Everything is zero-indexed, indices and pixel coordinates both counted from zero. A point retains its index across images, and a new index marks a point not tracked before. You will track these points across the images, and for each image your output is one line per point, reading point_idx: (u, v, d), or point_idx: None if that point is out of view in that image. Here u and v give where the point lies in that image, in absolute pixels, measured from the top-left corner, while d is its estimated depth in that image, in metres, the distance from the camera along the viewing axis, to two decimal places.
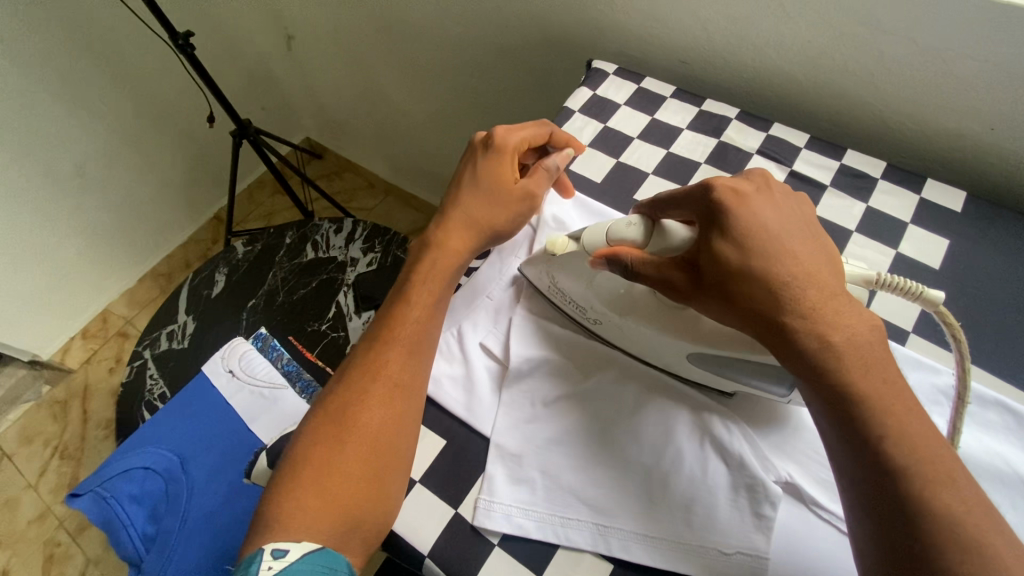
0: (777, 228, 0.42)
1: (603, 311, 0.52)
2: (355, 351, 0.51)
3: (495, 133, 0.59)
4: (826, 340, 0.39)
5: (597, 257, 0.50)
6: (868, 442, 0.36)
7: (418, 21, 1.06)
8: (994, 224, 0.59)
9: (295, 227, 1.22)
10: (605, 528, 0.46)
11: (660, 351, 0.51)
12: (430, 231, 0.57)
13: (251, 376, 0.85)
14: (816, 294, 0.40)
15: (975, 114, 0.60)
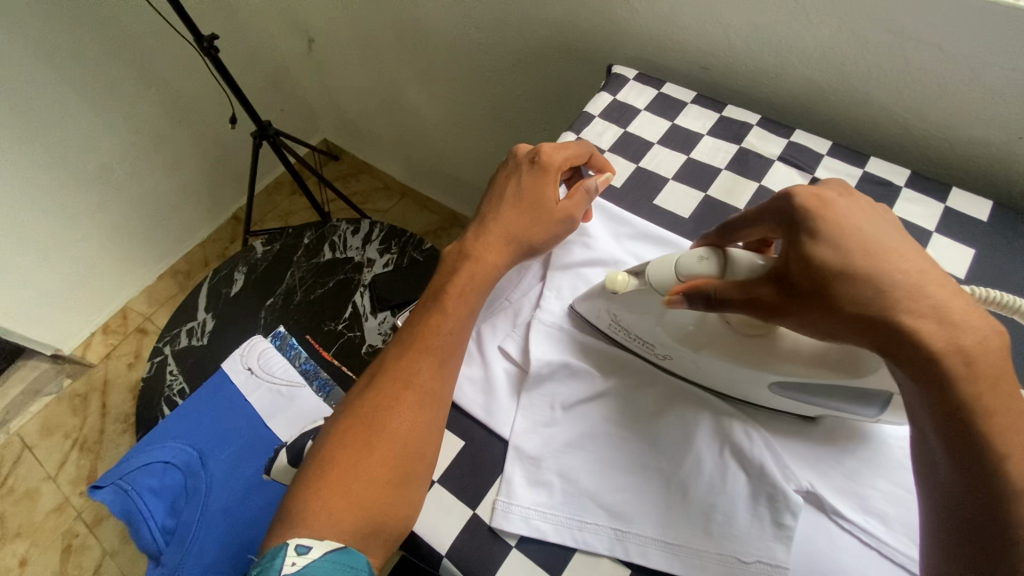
0: (869, 231, 0.41)
1: (670, 346, 0.50)
2: (387, 354, 0.52)
3: (543, 149, 0.60)
4: (953, 344, 0.34)
5: (673, 294, 0.46)
6: (984, 460, 0.32)
7: (438, 25, 1.07)
8: (1021, 234, 0.58)
9: (313, 227, 1.24)
10: (622, 532, 0.46)
11: (738, 386, 0.49)
12: (469, 239, 0.58)
13: (269, 373, 0.88)
14: (929, 298, 0.36)
15: (1002, 123, 0.60)
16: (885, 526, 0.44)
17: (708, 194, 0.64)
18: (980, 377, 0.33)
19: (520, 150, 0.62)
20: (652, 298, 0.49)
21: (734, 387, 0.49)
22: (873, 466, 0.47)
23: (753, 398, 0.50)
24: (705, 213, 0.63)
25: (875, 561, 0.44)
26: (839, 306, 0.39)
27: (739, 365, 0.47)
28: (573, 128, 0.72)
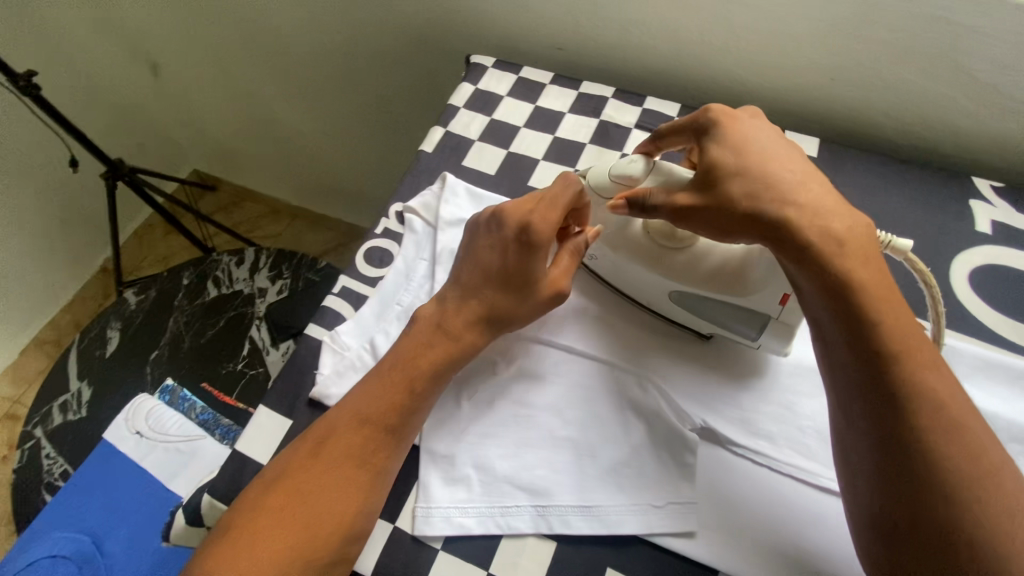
0: (772, 145, 0.47)
1: (597, 248, 0.54)
2: (328, 416, 0.47)
3: (531, 216, 0.50)
4: (825, 234, 0.42)
5: (616, 200, 0.49)
6: (861, 320, 0.40)
7: (291, 35, 1.02)
8: (844, 164, 0.66)
9: (192, 265, 1.14)
10: (544, 508, 0.46)
11: (645, 292, 0.54)
12: (445, 310, 0.51)
13: (162, 433, 0.81)
14: (818, 192, 0.45)
15: (816, 67, 0.67)
16: (771, 444, 0.49)
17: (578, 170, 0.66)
18: (849, 255, 0.42)
19: (504, 213, 0.51)
20: (588, 198, 0.53)
21: (641, 294, 0.54)
22: (755, 392, 0.51)
23: (657, 307, 0.54)
24: None
25: (768, 478, 0.48)
26: (737, 202, 0.45)
27: (645, 268, 0.51)
28: (440, 122, 0.71)
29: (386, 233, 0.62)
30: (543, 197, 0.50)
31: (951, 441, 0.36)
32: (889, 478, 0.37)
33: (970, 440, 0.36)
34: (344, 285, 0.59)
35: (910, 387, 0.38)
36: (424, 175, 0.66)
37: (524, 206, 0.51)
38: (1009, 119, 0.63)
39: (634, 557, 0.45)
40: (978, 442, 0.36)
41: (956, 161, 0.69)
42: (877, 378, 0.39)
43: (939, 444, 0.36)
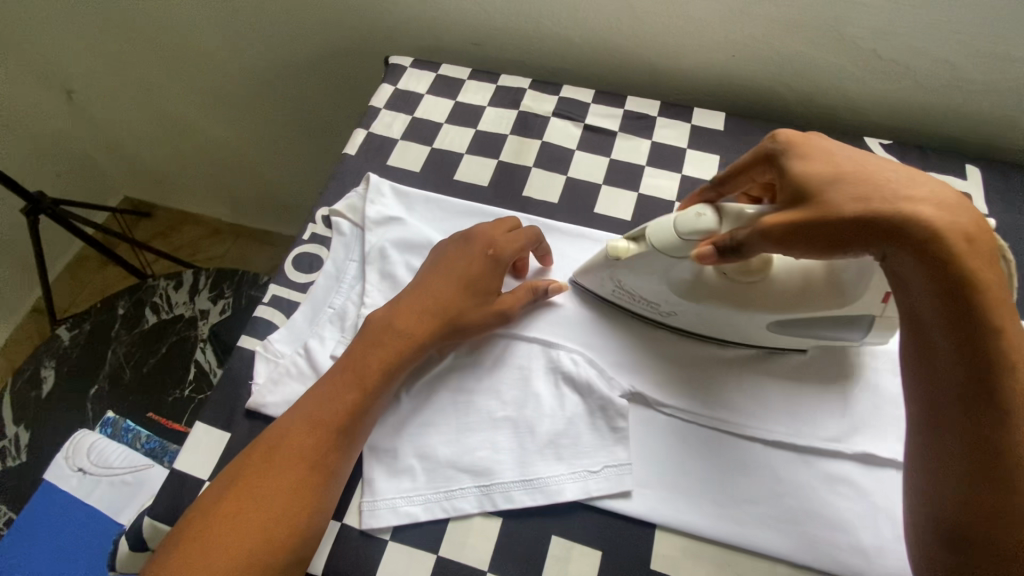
0: (858, 152, 0.42)
1: (675, 302, 0.51)
2: (286, 415, 0.48)
3: (497, 239, 0.55)
4: (951, 231, 0.36)
5: (702, 247, 0.43)
6: (981, 335, 0.36)
7: (210, 50, 1.00)
8: (750, 134, 0.70)
9: (127, 294, 1.11)
10: (488, 487, 0.48)
11: (738, 330, 0.52)
12: (400, 311, 0.52)
13: (107, 467, 0.77)
14: (927, 192, 0.38)
15: (716, 45, 0.70)
16: (696, 401, 0.51)
17: (501, 160, 0.68)
18: (974, 257, 0.36)
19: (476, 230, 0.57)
20: (656, 259, 0.48)
21: (730, 331, 0.52)
22: (677, 354, 0.54)
23: (755, 340, 0.53)
24: (502, 178, 0.67)
25: (697, 433, 0.50)
26: (848, 213, 0.38)
27: (744, 310, 0.49)
28: (362, 124, 0.72)
29: (313, 238, 0.63)
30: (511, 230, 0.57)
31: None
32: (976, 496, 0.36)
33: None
34: (273, 294, 0.59)
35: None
36: (349, 178, 0.67)
37: (493, 231, 0.56)
38: (892, 80, 0.68)
39: (578, 524, 0.47)
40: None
41: (853, 124, 0.74)
42: (993, 397, 0.35)
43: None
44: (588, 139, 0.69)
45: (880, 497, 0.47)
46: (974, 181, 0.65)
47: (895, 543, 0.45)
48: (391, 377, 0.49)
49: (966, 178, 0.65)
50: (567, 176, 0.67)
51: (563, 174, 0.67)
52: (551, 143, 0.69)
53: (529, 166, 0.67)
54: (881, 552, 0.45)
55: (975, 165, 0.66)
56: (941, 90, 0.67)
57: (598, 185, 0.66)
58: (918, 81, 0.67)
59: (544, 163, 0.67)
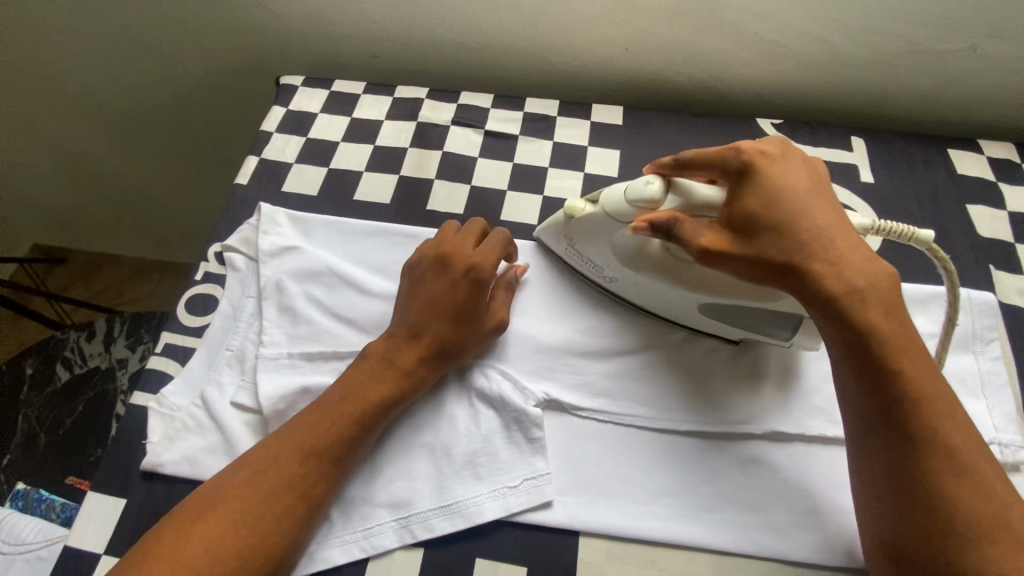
0: (802, 191, 0.44)
1: (617, 269, 0.53)
2: (211, 481, 0.43)
3: (473, 258, 0.51)
4: (851, 287, 0.41)
5: (637, 224, 0.46)
6: (884, 374, 0.40)
7: (86, 87, 0.92)
8: (648, 126, 0.71)
9: (35, 352, 1.03)
10: (406, 519, 0.46)
11: (670, 306, 0.53)
12: (398, 346, 0.49)
13: (17, 544, 0.62)
14: (843, 245, 0.42)
15: (607, 40, 0.71)
16: (610, 400, 0.51)
17: (402, 175, 0.66)
18: (873, 310, 0.40)
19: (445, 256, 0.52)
20: (605, 224, 0.50)
21: (664, 307, 0.53)
22: (589, 355, 0.53)
23: (684, 320, 0.54)
24: (404, 193, 0.65)
25: (614, 432, 0.50)
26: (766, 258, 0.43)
27: (671, 286, 0.50)
28: (255, 150, 0.69)
29: (207, 276, 0.60)
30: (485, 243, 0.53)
31: (963, 495, 0.37)
32: (912, 520, 0.38)
33: (977, 490, 0.37)
34: (167, 341, 0.56)
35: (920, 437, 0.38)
36: (243, 209, 0.64)
37: (464, 247, 0.52)
38: (777, 60, 0.69)
39: (502, 542, 0.46)
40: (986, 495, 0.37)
41: (748, 106, 0.76)
42: (899, 426, 0.39)
43: (952, 493, 0.37)
44: (489, 145, 0.68)
45: (791, 472, 0.48)
46: (860, 151, 0.68)
47: (808, 515, 0.46)
48: (371, 422, 0.46)
49: (852, 150, 0.68)
50: (470, 184, 0.66)
51: (467, 183, 0.66)
52: (453, 153, 0.68)
53: (431, 179, 0.66)
54: (796, 526, 0.46)
55: (860, 136, 0.70)
56: (822, 67, 0.69)
57: (502, 190, 0.65)
58: (802, 60, 0.69)
59: (446, 174, 0.66)
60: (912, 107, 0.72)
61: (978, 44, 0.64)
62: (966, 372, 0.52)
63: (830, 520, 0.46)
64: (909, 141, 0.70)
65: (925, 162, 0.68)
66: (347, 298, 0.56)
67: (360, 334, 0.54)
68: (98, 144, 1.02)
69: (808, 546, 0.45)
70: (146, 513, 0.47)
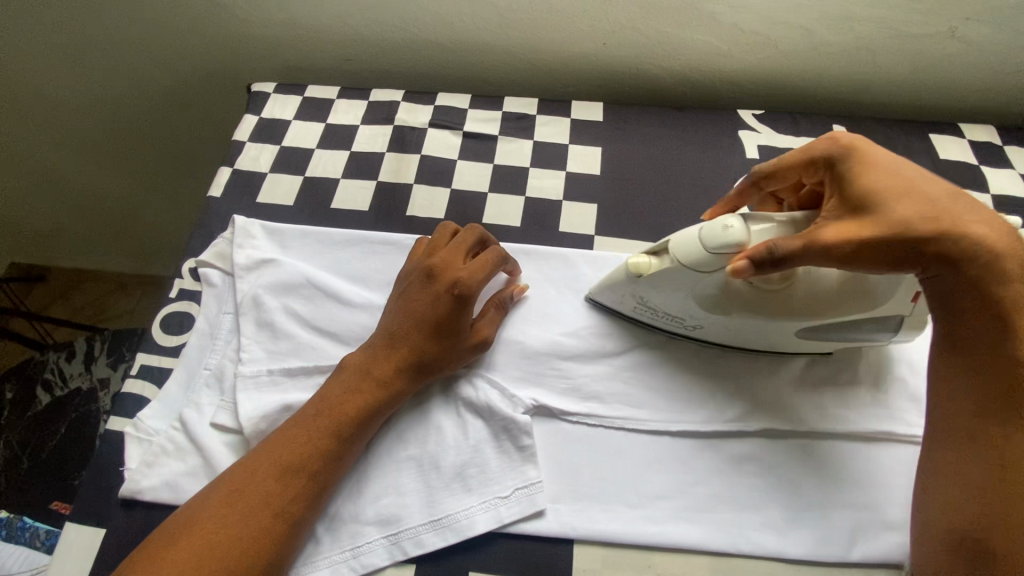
0: (918, 168, 0.41)
1: (700, 316, 0.49)
2: (198, 496, 0.42)
3: (460, 273, 0.49)
4: (1001, 260, 0.38)
5: (738, 261, 0.40)
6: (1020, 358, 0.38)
7: (53, 100, 0.89)
8: (629, 121, 0.70)
9: (14, 375, 0.99)
10: (396, 535, 0.45)
11: (768, 339, 0.49)
12: (377, 356, 0.48)
13: None
14: (982, 217, 0.39)
15: (584, 36, 0.70)
16: (599, 404, 0.50)
17: (380, 181, 0.65)
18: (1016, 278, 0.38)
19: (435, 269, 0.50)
20: (681, 276, 0.45)
21: (757, 341, 0.50)
22: (577, 359, 0.53)
23: (780, 347, 0.51)
24: (383, 199, 0.64)
25: (606, 436, 0.49)
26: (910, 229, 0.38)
27: (776, 320, 0.46)
28: (227, 161, 0.67)
29: (182, 294, 0.58)
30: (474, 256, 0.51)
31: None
32: (1005, 507, 0.36)
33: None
34: (142, 363, 0.54)
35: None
36: (217, 222, 0.62)
37: (454, 261, 0.51)
38: (757, 50, 0.69)
39: (495, 554, 0.45)
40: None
41: (730, 97, 0.75)
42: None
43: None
44: (468, 146, 0.67)
45: (785, 468, 0.47)
46: None
47: (803, 511, 0.46)
48: (351, 435, 0.45)
49: None
50: (450, 188, 0.64)
51: (447, 186, 0.64)
52: (431, 156, 0.66)
53: (410, 184, 0.65)
54: (792, 524, 0.45)
55: (841, 124, 0.69)
56: (803, 55, 0.68)
57: (483, 193, 0.64)
58: (782, 49, 0.68)
59: (425, 178, 0.65)
60: (893, 93, 0.72)
61: (956, 27, 0.64)
62: None
63: (825, 516, 0.45)
64: (891, 127, 0.69)
65: (907, 148, 0.67)
66: (327, 311, 0.54)
67: (342, 348, 0.53)
68: (68, 158, 0.99)
69: (807, 544, 0.44)
70: (126, 542, 0.46)
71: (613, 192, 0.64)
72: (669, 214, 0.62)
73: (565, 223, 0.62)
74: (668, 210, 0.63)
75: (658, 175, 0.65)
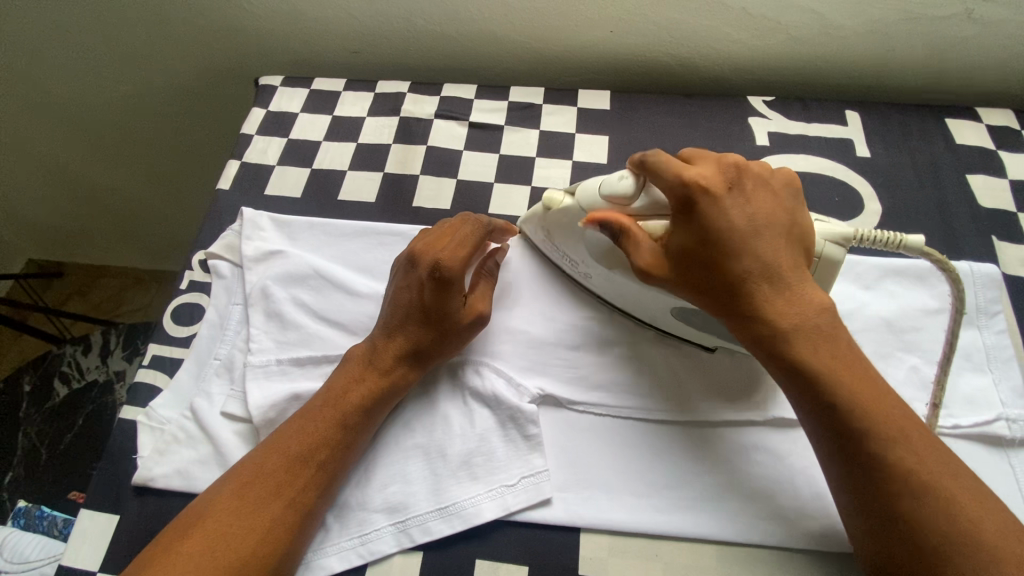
0: (742, 224, 0.42)
1: (591, 265, 0.51)
2: (204, 493, 0.42)
3: (441, 255, 0.48)
4: (783, 321, 0.40)
5: (586, 219, 0.46)
6: (828, 407, 0.38)
7: (66, 99, 0.91)
8: (636, 109, 0.69)
9: (32, 368, 1.01)
10: (404, 523, 0.45)
11: (647, 308, 0.51)
12: (376, 347, 0.48)
13: (21, 561, 0.59)
14: (774, 283, 0.41)
15: (591, 26, 0.69)
16: (607, 394, 0.50)
17: (387, 172, 0.65)
18: (802, 341, 0.40)
19: (415, 254, 0.50)
20: (576, 218, 0.49)
21: (643, 310, 0.51)
22: (582, 349, 0.52)
23: (659, 322, 0.52)
24: (389, 190, 0.64)
25: (613, 424, 0.49)
26: (702, 291, 0.43)
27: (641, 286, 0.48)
28: (236, 154, 0.68)
29: (192, 285, 0.59)
30: (455, 234, 0.50)
31: (942, 512, 0.35)
32: (880, 537, 0.36)
33: (950, 507, 0.35)
34: (154, 353, 0.55)
35: (886, 467, 0.36)
36: (225, 215, 0.63)
37: (436, 243, 0.50)
38: (767, 37, 0.68)
39: (500, 541, 0.45)
40: (966, 507, 0.35)
41: (740, 83, 0.74)
42: (848, 448, 0.37)
43: (915, 511, 0.35)
44: (474, 137, 0.67)
45: (794, 457, 0.47)
46: (854, 126, 0.67)
47: (813, 501, 0.45)
48: (357, 424, 0.45)
49: (847, 125, 0.67)
50: (456, 179, 0.64)
51: (452, 177, 0.64)
52: (438, 147, 0.66)
53: (416, 174, 0.65)
54: (801, 514, 0.45)
55: (854, 110, 0.68)
56: (814, 40, 0.67)
57: (489, 183, 0.64)
58: (792, 33, 0.67)
59: (432, 169, 0.65)
60: (906, 78, 0.71)
61: (973, 9, 0.62)
62: (970, 347, 0.51)
63: (836, 506, 0.45)
64: (905, 112, 0.68)
65: (922, 133, 0.66)
66: (335, 301, 0.54)
67: (350, 338, 0.53)
68: (80, 154, 1.00)
69: (817, 534, 0.44)
70: (140, 528, 0.46)
71: None
72: None
73: None
74: None
75: None
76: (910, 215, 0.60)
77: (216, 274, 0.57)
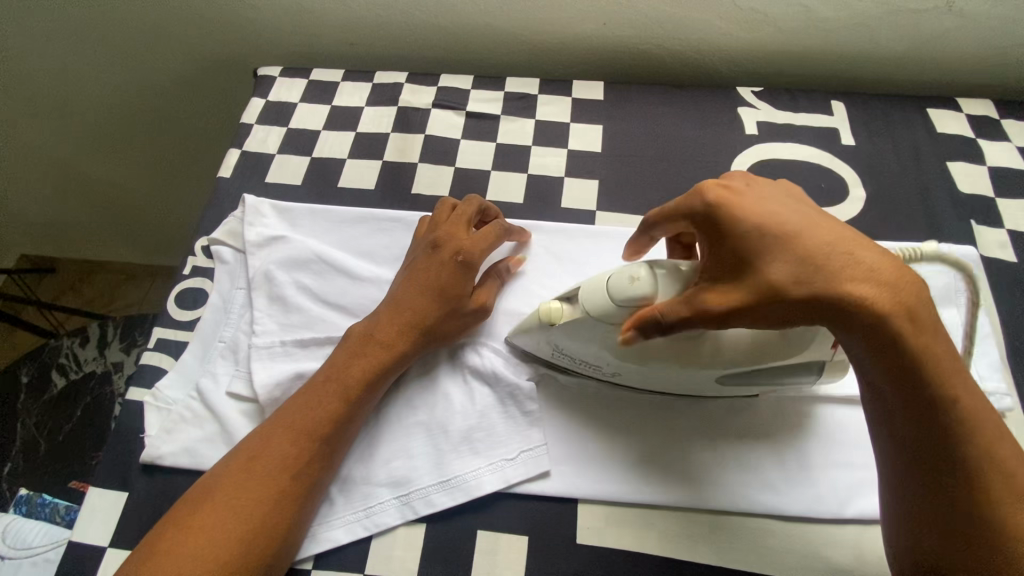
0: (790, 211, 0.37)
1: (614, 364, 0.47)
2: (212, 468, 0.44)
3: (464, 241, 0.51)
4: (891, 316, 0.34)
5: (625, 329, 0.39)
6: (932, 413, 0.35)
7: (62, 92, 0.91)
8: (629, 100, 0.71)
9: (30, 359, 1.02)
10: (407, 496, 0.47)
11: (687, 385, 0.48)
12: (381, 322, 0.49)
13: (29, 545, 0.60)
14: (864, 267, 0.35)
15: (584, 18, 0.70)
16: None
17: (386, 161, 0.66)
18: (915, 336, 0.35)
19: (440, 235, 0.52)
20: (591, 326, 0.43)
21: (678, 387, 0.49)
22: None
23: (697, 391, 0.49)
24: (389, 178, 0.65)
25: (608, 401, 0.51)
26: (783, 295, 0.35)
27: (691, 368, 0.44)
28: (236, 143, 0.69)
29: (195, 271, 0.60)
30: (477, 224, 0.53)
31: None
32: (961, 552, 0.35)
33: None
34: (159, 336, 0.56)
35: (985, 471, 0.34)
36: (227, 203, 0.64)
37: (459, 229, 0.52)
38: (756, 29, 0.69)
39: (502, 514, 0.47)
40: None
41: (730, 75, 0.76)
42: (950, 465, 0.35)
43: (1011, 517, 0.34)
44: (471, 126, 0.68)
45: (781, 430, 0.49)
46: (840, 116, 0.69)
47: (799, 470, 0.47)
48: (360, 400, 0.47)
49: (833, 114, 0.69)
50: (454, 167, 0.66)
51: (451, 165, 0.66)
52: (436, 136, 0.68)
53: (414, 163, 0.66)
54: (788, 483, 0.47)
55: (840, 100, 0.70)
56: (802, 32, 0.69)
57: (487, 171, 0.65)
58: (780, 26, 0.68)
59: (430, 157, 0.66)
60: (890, 70, 0.73)
61: (954, 1, 0.64)
62: (951, 325, 0.53)
63: (822, 475, 0.47)
64: (889, 103, 0.70)
65: (905, 122, 0.68)
66: (337, 285, 0.56)
67: (351, 319, 0.54)
68: (75, 147, 1.01)
69: (804, 501, 0.46)
70: (149, 504, 0.48)
71: (614, 169, 0.65)
72: (669, 189, 0.64)
73: (566, 200, 0.63)
74: (669, 185, 0.64)
75: (658, 152, 0.66)
76: (894, 201, 0.63)
77: (219, 259, 0.58)
